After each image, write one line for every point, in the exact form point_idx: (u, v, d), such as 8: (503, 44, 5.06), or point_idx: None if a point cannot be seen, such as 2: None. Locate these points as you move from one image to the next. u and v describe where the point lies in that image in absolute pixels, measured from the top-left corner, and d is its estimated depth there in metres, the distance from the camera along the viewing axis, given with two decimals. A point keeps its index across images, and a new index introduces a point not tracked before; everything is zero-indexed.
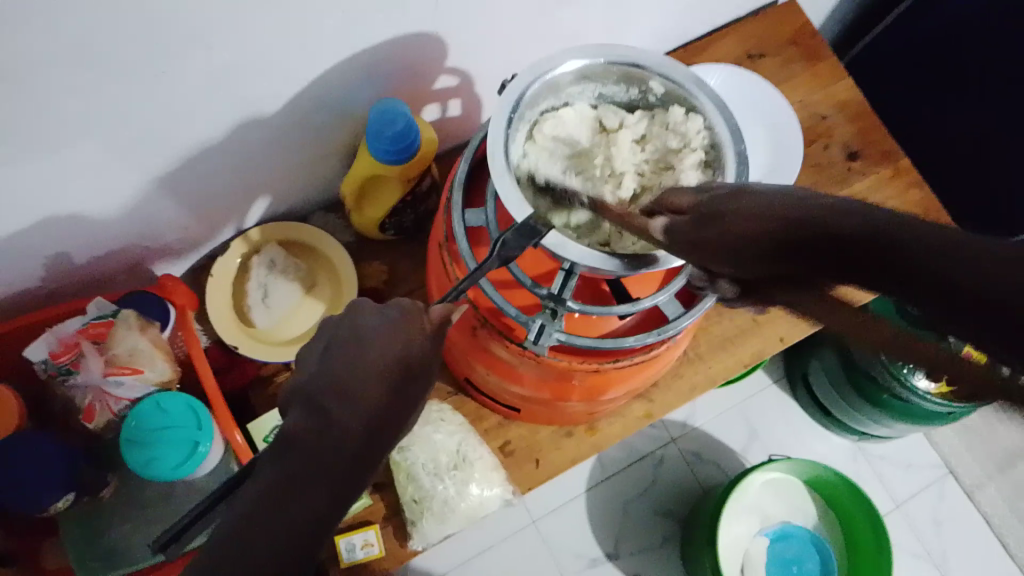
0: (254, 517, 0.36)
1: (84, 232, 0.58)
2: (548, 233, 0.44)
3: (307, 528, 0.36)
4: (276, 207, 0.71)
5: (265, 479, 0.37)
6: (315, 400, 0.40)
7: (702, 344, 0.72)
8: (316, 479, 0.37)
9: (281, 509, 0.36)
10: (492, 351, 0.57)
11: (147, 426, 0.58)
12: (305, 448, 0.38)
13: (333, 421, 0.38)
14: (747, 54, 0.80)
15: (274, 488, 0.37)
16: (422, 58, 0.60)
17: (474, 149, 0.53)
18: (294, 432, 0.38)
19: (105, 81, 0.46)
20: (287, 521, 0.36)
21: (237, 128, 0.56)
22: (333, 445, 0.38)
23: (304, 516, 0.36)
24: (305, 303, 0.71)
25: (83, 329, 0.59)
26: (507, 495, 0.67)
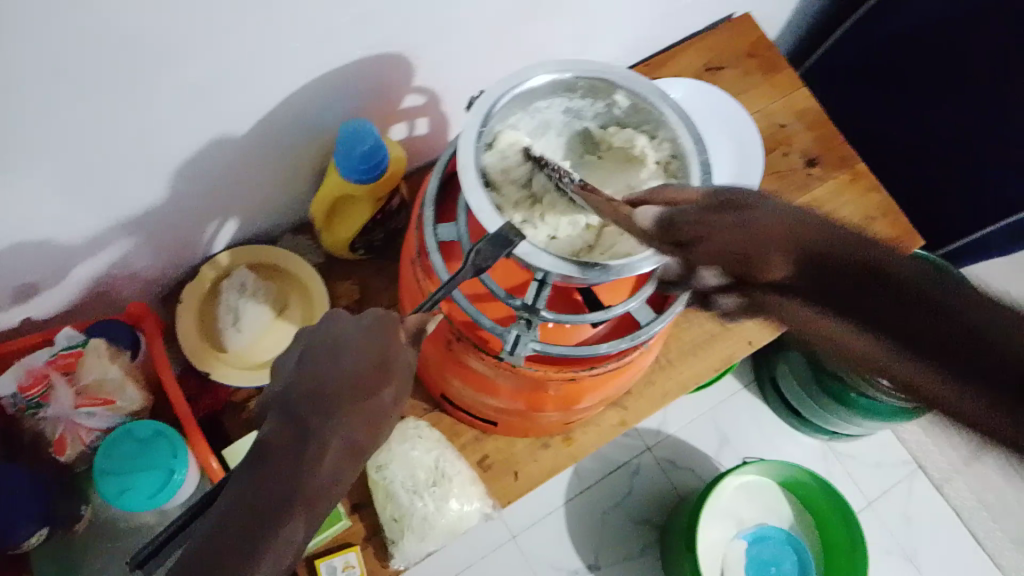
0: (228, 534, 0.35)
1: (51, 260, 0.58)
2: (521, 243, 0.45)
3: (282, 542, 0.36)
4: (245, 229, 0.71)
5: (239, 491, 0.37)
6: (289, 414, 0.40)
7: (673, 350, 0.73)
8: (290, 487, 0.37)
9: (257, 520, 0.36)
10: (468, 364, 0.57)
11: (122, 456, 0.57)
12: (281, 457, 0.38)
13: (310, 432, 0.39)
14: (705, 67, 0.82)
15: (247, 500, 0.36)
16: (389, 78, 0.61)
17: (444, 164, 0.53)
18: (269, 444, 0.38)
19: (71, 109, 0.46)
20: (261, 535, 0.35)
21: (204, 152, 0.56)
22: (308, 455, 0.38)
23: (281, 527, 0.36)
24: (276, 325, 0.71)
25: (52, 360, 0.58)
26: (488, 509, 0.67)
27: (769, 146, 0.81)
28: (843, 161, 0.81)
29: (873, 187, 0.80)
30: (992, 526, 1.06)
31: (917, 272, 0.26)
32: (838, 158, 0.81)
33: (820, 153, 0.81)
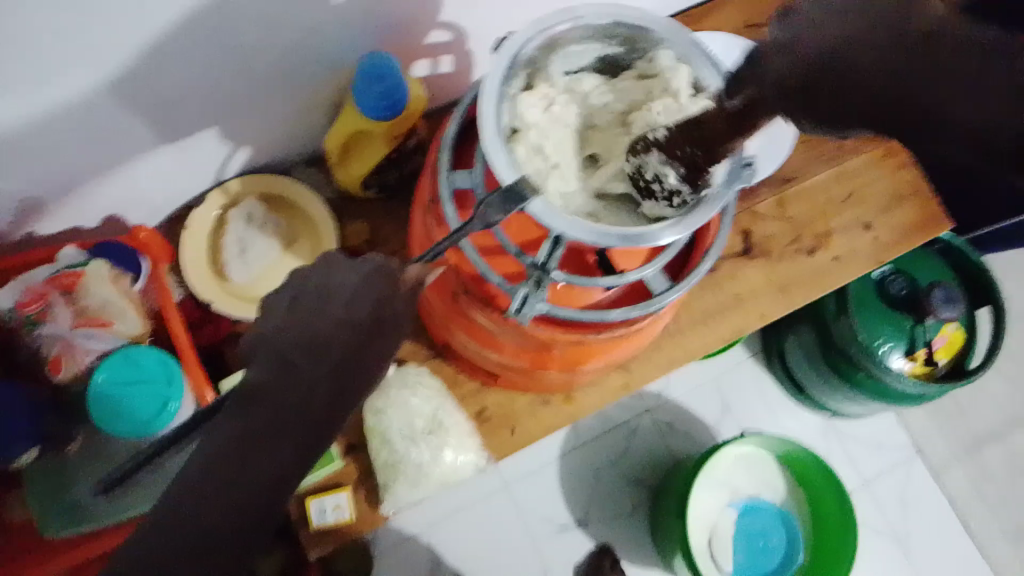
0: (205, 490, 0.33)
1: (56, 176, 0.56)
2: (535, 200, 0.43)
3: (261, 495, 0.34)
4: (257, 159, 0.69)
5: (221, 434, 0.35)
6: (281, 354, 0.37)
7: (684, 318, 0.72)
8: (274, 444, 0.34)
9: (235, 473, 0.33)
10: (473, 318, 0.56)
11: (117, 381, 0.56)
12: (269, 403, 0.35)
13: (298, 377, 0.36)
14: (745, 25, 0.78)
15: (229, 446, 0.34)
16: (414, 11, 0.58)
17: (465, 109, 0.51)
18: (257, 387, 0.36)
19: (83, 21, 0.43)
20: (241, 487, 0.33)
21: (217, 76, 0.54)
22: (297, 404, 0.35)
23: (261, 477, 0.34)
24: (281, 260, 0.70)
25: (53, 278, 0.57)
26: (481, 463, 0.67)
27: None
28: (876, 136, 0.77)
29: (908, 165, 0.77)
30: (985, 516, 1.06)
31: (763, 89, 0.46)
32: (871, 132, 0.77)
33: None
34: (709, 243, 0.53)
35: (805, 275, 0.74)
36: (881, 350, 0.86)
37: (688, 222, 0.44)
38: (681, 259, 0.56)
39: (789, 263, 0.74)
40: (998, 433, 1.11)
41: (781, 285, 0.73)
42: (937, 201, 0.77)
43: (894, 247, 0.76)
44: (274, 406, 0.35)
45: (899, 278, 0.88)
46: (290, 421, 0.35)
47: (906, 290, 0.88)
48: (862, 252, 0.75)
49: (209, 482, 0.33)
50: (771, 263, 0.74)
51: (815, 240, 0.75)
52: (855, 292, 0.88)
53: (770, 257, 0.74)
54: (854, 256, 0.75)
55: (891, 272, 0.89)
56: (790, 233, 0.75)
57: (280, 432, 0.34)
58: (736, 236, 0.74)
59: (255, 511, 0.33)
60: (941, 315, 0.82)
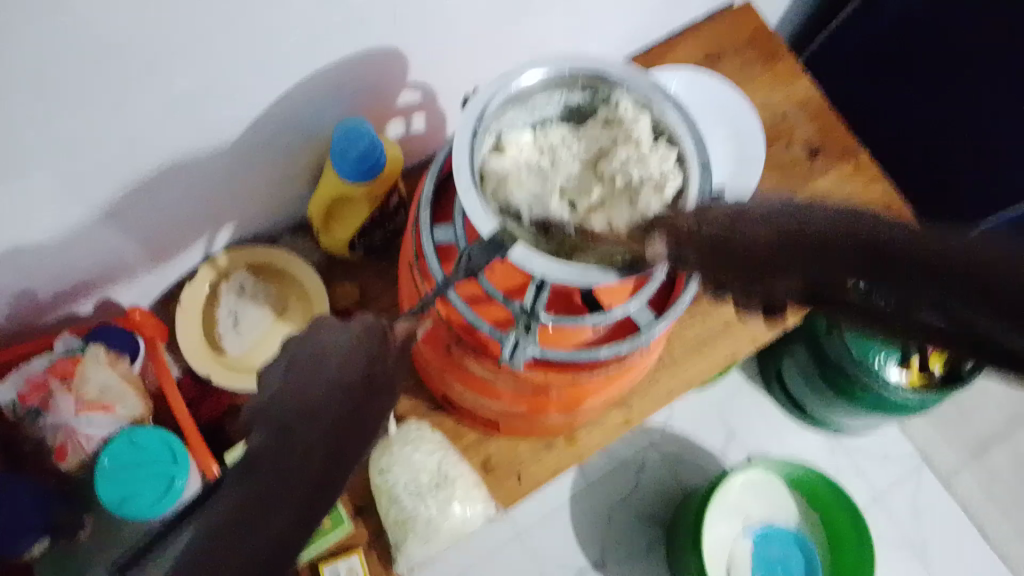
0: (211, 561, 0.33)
1: (47, 265, 0.58)
2: (514, 247, 0.44)
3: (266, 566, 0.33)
4: (243, 232, 0.70)
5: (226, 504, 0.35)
6: (279, 421, 0.37)
7: (677, 349, 0.73)
8: (276, 510, 0.34)
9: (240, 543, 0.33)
10: (467, 367, 0.57)
11: (123, 464, 0.57)
12: (267, 469, 0.35)
13: (295, 441, 0.36)
14: (705, 58, 0.81)
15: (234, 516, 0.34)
16: (384, 75, 0.60)
17: (440, 165, 0.52)
18: (256, 456, 0.36)
19: (63, 111, 0.45)
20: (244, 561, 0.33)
21: (198, 154, 0.56)
22: (297, 469, 0.35)
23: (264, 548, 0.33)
24: (275, 328, 0.71)
25: (51, 368, 0.58)
26: (491, 511, 0.67)
27: (770, 138, 0.80)
28: (845, 153, 0.79)
29: (878, 179, 0.79)
30: (1001, 519, 1.05)
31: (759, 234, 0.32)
32: (841, 149, 0.80)
33: (822, 143, 0.80)
34: (691, 271, 0.54)
35: None
36: (876, 361, 0.87)
37: None
38: (665, 293, 0.56)
39: None
40: (1003, 433, 1.12)
41: None
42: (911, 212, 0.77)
43: None
44: (274, 472, 0.35)
45: None
46: (291, 487, 0.35)
47: None
48: None
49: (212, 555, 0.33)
50: None
51: None
52: None
53: None
54: None
55: None
56: None
57: (281, 500, 0.34)
58: None
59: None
60: None
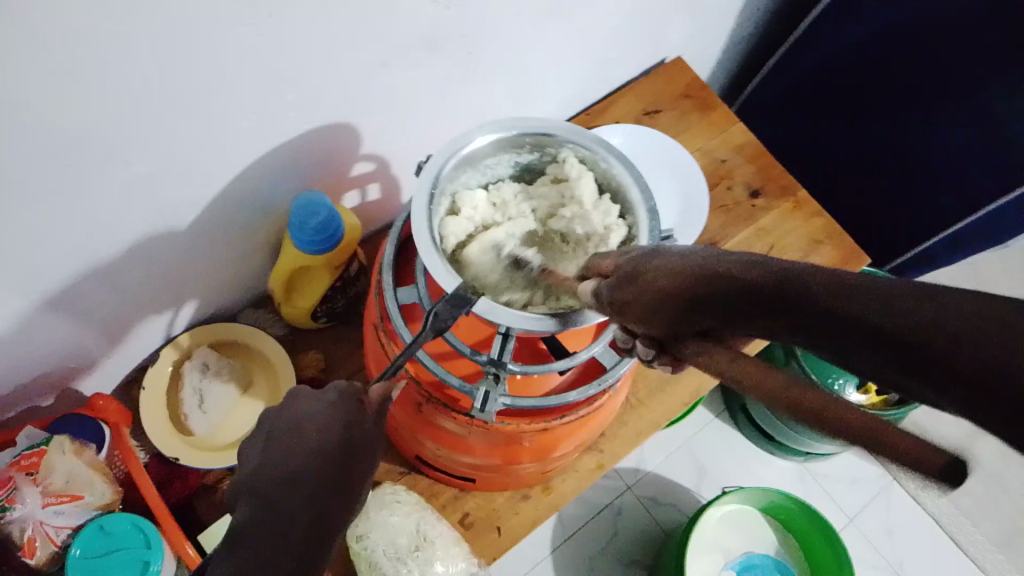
0: None
1: (7, 357, 0.57)
2: (478, 300, 0.45)
3: None
4: (205, 309, 0.71)
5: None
6: (260, 493, 0.37)
7: (643, 389, 0.74)
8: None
9: None
10: (439, 425, 0.57)
11: (94, 552, 0.56)
12: (248, 544, 0.36)
13: (276, 514, 0.37)
14: (644, 112, 0.85)
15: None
16: (336, 148, 0.62)
17: (399, 229, 0.54)
18: (239, 531, 0.36)
19: (21, 205, 0.46)
20: None
21: (157, 236, 0.57)
22: (277, 541, 0.36)
23: None
24: (243, 403, 0.70)
25: (12, 463, 0.57)
26: (473, 569, 0.66)
27: (712, 182, 0.83)
28: (785, 190, 0.83)
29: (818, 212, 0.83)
30: (971, 530, 1.08)
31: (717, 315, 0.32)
32: (779, 187, 0.83)
33: (762, 183, 0.83)
34: None
35: None
36: (836, 386, 0.90)
37: None
38: None
39: None
40: None
41: None
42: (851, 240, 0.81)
43: None
44: (257, 546, 0.36)
45: None
46: (273, 560, 0.35)
47: None
48: None
49: None
50: None
51: None
52: None
53: None
54: None
55: None
56: None
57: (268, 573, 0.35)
58: None
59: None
60: None
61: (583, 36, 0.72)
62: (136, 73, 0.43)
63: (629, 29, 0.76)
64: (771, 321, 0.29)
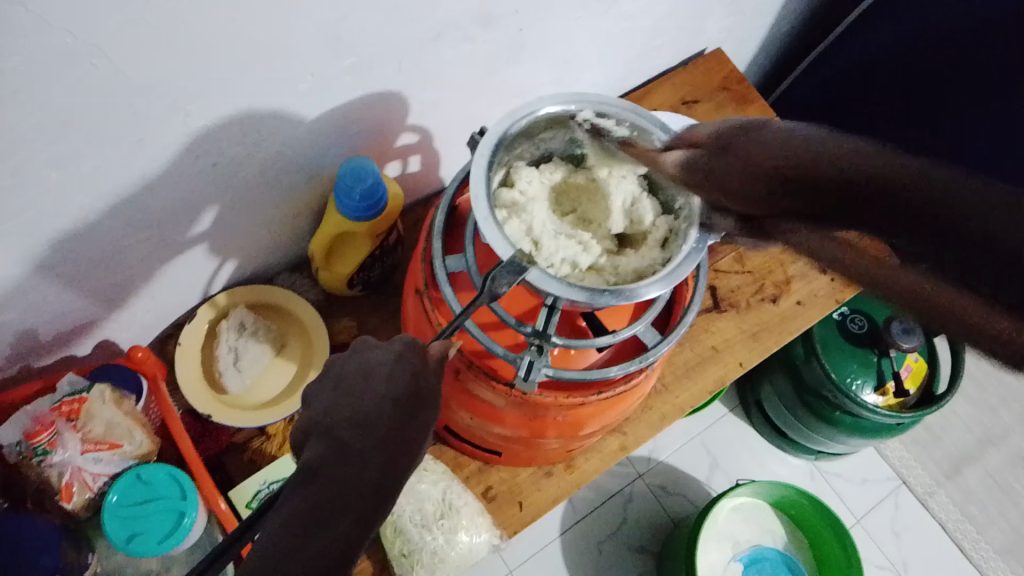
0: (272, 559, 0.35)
1: (52, 305, 0.58)
2: (531, 270, 0.46)
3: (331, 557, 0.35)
4: (242, 271, 0.71)
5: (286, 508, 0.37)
6: (331, 434, 0.39)
7: (669, 375, 0.75)
8: (337, 507, 0.36)
9: (301, 540, 0.35)
10: (475, 394, 0.58)
11: (132, 501, 0.57)
12: (325, 476, 0.37)
13: (352, 452, 0.38)
14: (683, 101, 0.85)
15: (301, 515, 0.36)
16: (385, 117, 0.62)
17: (449, 199, 0.55)
18: (316, 466, 0.37)
19: (86, 153, 0.47)
20: (306, 556, 0.35)
21: (206, 192, 0.57)
22: (352, 475, 0.37)
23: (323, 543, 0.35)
24: (276, 364, 0.71)
25: (57, 407, 0.57)
26: (494, 541, 0.68)
27: None
28: (816, 188, 0.83)
29: None
30: (977, 537, 1.08)
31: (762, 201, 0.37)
32: None
33: None
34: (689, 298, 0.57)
35: (772, 320, 0.78)
36: (854, 385, 0.90)
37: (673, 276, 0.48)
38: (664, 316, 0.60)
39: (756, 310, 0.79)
40: (975, 454, 1.15)
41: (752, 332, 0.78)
42: None
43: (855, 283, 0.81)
44: (334, 477, 0.37)
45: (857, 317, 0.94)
46: (349, 485, 0.37)
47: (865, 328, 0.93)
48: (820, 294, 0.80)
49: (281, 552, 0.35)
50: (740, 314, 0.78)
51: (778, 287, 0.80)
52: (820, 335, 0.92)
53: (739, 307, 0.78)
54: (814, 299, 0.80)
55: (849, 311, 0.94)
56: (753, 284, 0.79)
57: (343, 504, 0.36)
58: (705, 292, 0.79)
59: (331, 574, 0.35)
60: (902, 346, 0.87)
61: (627, 21, 0.72)
62: (205, 26, 0.44)
63: (673, 19, 0.77)
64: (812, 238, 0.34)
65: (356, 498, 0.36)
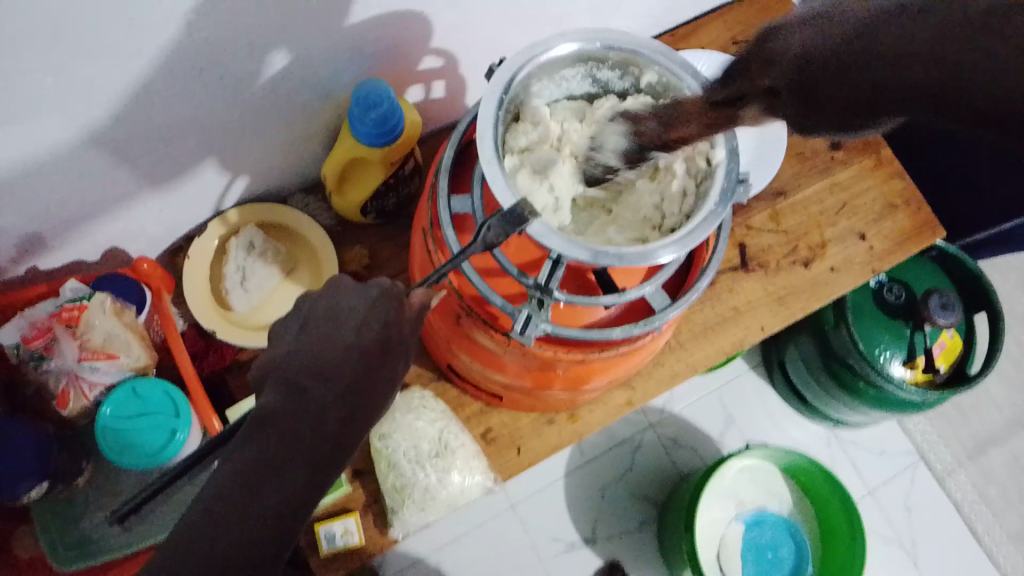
0: (213, 518, 0.35)
1: (55, 211, 0.57)
2: (533, 222, 0.43)
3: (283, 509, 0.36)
4: (255, 188, 0.69)
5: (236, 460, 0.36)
6: (294, 380, 0.38)
7: (685, 333, 0.72)
8: (291, 461, 0.36)
9: (251, 492, 0.36)
10: (476, 339, 0.56)
11: (125, 414, 0.57)
12: (283, 427, 0.37)
13: (312, 402, 0.38)
14: (733, 40, 0.79)
15: (260, 467, 0.36)
16: (407, 38, 0.58)
17: (461, 134, 0.52)
18: (271, 413, 0.37)
19: (83, 57, 0.44)
20: (261, 508, 0.35)
21: (214, 106, 0.54)
22: (312, 425, 0.37)
23: (278, 497, 0.36)
24: (283, 287, 0.70)
25: (56, 313, 0.57)
26: (489, 484, 0.67)
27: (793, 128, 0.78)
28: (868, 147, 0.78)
29: (899, 174, 0.78)
30: (992, 521, 1.06)
31: (899, 83, 0.33)
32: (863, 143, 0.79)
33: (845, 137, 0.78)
34: (707, 259, 0.54)
35: (802, 286, 0.75)
36: (882, 357, 0.86)
37: (687, 240, 0.45)
38: (681, 276, 0.57)
39: (785, 274, 0.75)
40: (1000, 437, 1.11)
41: (779, 296, 0.74)
42: (929, 210, 0.77)
43: (891, 255, 0.76)
44: (293, 433, 0.37)
45: (895, 286, 0.89)
46: (305, 441, 0.37)
47: (903, 298, 0.88)
48: (858, 261, 0.76)
49: (234, 505, 0.35)
50: (768, 276, 0.74)
51: (811, 251, 0.75)
52: (852, 301, 0.88)
53: (767, 269, 0.75)
54: (849, 266, 0.75)
55: (887, 280, 0.89)
56: (786, 245, 0.75)
57: (301, 452, 0.37)
58: (733, 249, 0.75)
59: (284, 519, 0.36)
60: (937, 322, 0.83)
61: None
62: None
63: None
64: (842, 95, 0.36)
65: (313, 455, 0.37)
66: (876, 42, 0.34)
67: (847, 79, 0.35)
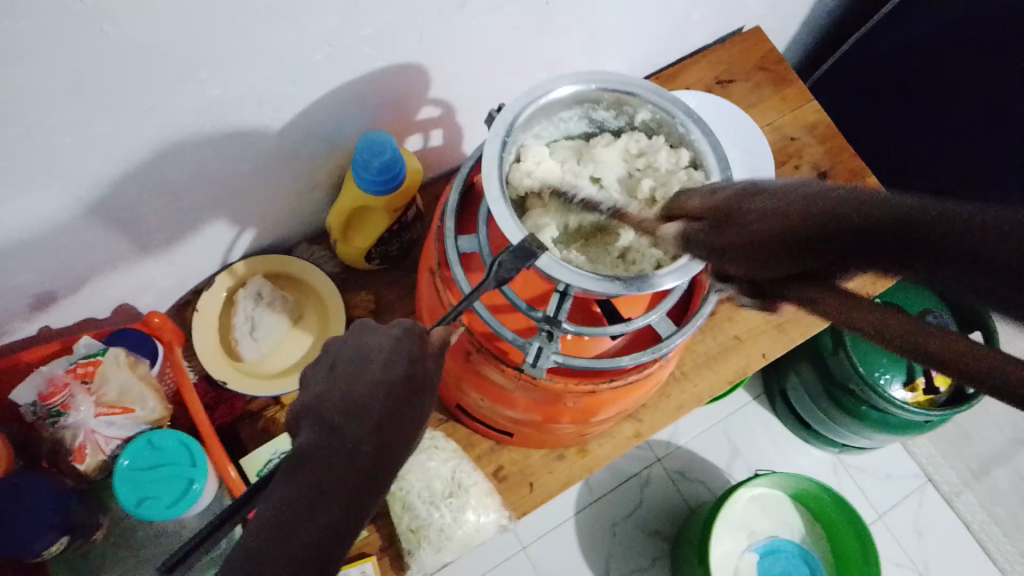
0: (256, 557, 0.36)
1: (70, 269, 0.58)
2: (541, 255, 0.45)
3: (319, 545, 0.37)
4: (262, 240, 0.71)
5: (275, 500, 0.37)
6: (325, 419, 0.40)
7: (688, 362, 0.73)
8: (324, 497, 0.37)
9: (291, 528, 0.36)
10: (485, 375, 0.58)
11: (143, 467, 0.57)
12: (315, 464, 0.38)
13: (343, 438, 0.39)
14: (717, 79, 0.82)
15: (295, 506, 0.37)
16: (406, 89, 0.61)
17: (464, 176, 0.54)
18: (305, 452, 0.38)
19: (100, 118, 0.46)
20: (297, 546, 0.36)
21: (224, 161, 0.56)
22: (344, 461, 0.38)
23: (313, 534, 0.36)
24: (292, 335, 0.71)
25: (72, 369, 0.58)
26: (503, 521, 0.67)
27: (781, 158, 0.81)
28: (854, 174, 0.80)
29: None
30: (1003, 540, 1.06)
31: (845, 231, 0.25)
32: (850, 171, 0.81)
33: (831, 166, 0.81)
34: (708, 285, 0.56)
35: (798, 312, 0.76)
36: (882, 380, 0.87)
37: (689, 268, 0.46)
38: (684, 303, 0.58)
39: None
40: (1004, 455, 1.12)
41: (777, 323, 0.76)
42: None
43: None
44: (324, 469, 0.38)
45: None
46: (339, 476, 0.37)
47: None
48: None
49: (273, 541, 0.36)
50: None
51: None
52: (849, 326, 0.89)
53: None
54: None
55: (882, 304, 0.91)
56: None
57: (332, 485, 0.37)
58: None
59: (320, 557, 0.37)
60: None
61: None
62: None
63: None
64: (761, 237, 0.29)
65: (345, 488, 0.37)
66: (818, 216, 0.26)
67: (793, 242, 0.27)
